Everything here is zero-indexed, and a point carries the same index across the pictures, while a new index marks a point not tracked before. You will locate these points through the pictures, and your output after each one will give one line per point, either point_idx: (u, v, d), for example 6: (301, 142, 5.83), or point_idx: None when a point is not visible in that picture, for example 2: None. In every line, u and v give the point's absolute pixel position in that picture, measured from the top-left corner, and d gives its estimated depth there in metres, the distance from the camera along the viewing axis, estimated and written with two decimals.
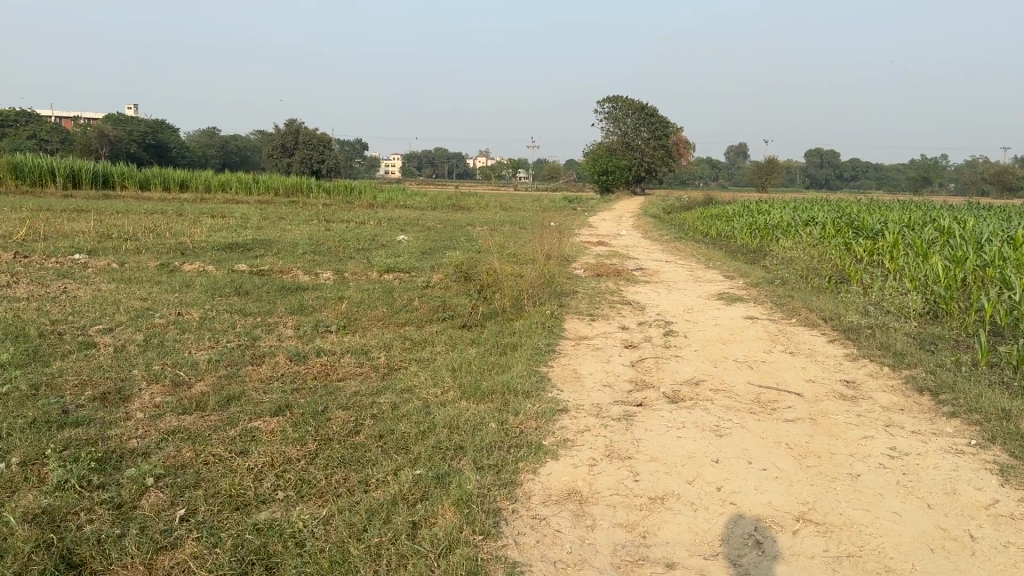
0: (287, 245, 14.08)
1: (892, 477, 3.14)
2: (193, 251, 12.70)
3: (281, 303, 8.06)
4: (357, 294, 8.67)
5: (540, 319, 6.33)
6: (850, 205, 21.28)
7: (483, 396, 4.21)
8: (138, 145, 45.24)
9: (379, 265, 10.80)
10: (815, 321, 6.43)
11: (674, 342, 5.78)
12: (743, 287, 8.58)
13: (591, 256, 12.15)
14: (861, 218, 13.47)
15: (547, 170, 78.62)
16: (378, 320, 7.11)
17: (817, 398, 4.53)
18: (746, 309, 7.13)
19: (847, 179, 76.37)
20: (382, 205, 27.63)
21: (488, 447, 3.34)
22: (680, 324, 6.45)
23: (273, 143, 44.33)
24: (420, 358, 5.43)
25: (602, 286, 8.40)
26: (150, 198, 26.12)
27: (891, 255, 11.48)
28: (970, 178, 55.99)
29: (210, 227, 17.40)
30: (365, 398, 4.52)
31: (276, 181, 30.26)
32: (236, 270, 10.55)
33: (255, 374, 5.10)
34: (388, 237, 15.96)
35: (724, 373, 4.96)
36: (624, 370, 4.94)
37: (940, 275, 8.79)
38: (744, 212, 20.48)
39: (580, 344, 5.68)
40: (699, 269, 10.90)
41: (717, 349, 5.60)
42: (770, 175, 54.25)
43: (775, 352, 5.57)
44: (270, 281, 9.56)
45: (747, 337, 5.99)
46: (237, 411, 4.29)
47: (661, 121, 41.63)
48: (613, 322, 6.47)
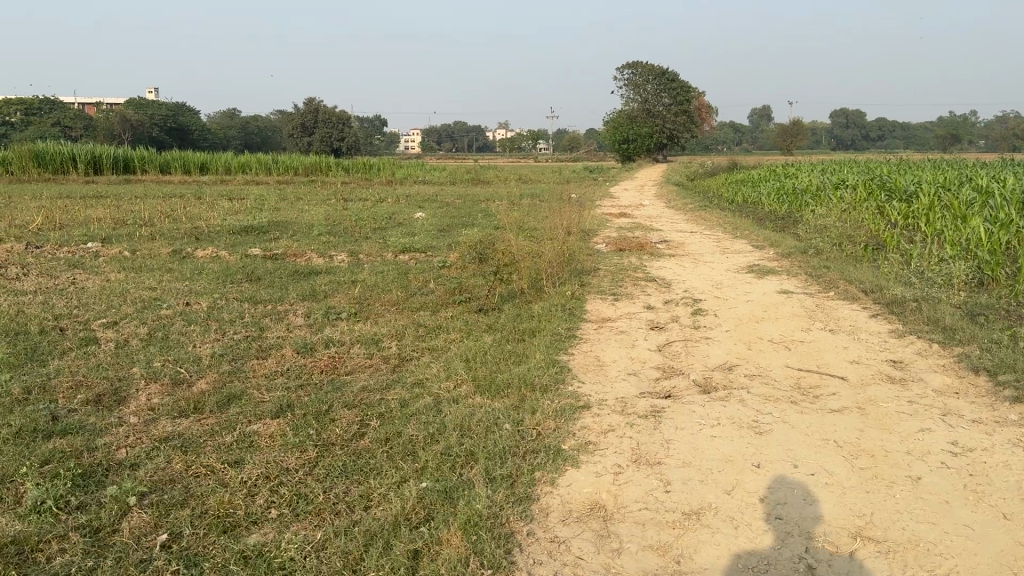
0: (303, 226, 13.83)
1: (958, 479, 2.77)
2: (208, 236, 12.51)
3: (293, 288, 7.80)
4: (371, 276, 8.39)
5: (560, 301, 5.99)
6: (881, 165, 20.54)
7: (498, 391, 3.89)
8: (158, 128, 45.29)
9: (395, 245, 10.50)
10: (853, 294, 6.02)
11: (703, 323, 5.41)
12: (774, 258, 8.16)
13: (613, 229, 11.75)
14: (895, 179, 12.89)
15: (567, 140, 77.68)
16: (391, 305, 6.81)
17: (863, 383, 4.14)
18: (778, 283, 6.72)
19: (875, 139, 74.60)
20: (401, 181, 27.35)
21: (502, 453, 3.02)
22: (709, 302, 6.07)
23: (292, 122, 44.11)
24: (433, 347, 5.13)
25: (625, 261, 8.02)
26: (170, 181, 26.06)
27: (929, 218, 10.94)
28: (1003, 133, 54.28)
29: (227, 209, 17.22)
30: (373, 394, 4.23)
31: (295, 160, 30.06)
32: (249, 253, 10.32)
33: (258, 370, 4.84)
34: (406, 214, 15.67)
35: (759, 357, 4.59)
36: (651, 356, 4.59)
37: (985, 238, 8.28)
38: (770, 176, 19.88)
39: (603, 327, 5.33)
40: (726, 239, 10.46)
41: (750, 329, 5.23)
42: (796, 138, 53.07)
43: (813, 330, 5.17)
44: (283, 265, 9.32)
45: (781, 315, 5.60)
46: (235, 414, 4.04)
47: (683, 86, 40.66)
48: (638, 302, 6.10)
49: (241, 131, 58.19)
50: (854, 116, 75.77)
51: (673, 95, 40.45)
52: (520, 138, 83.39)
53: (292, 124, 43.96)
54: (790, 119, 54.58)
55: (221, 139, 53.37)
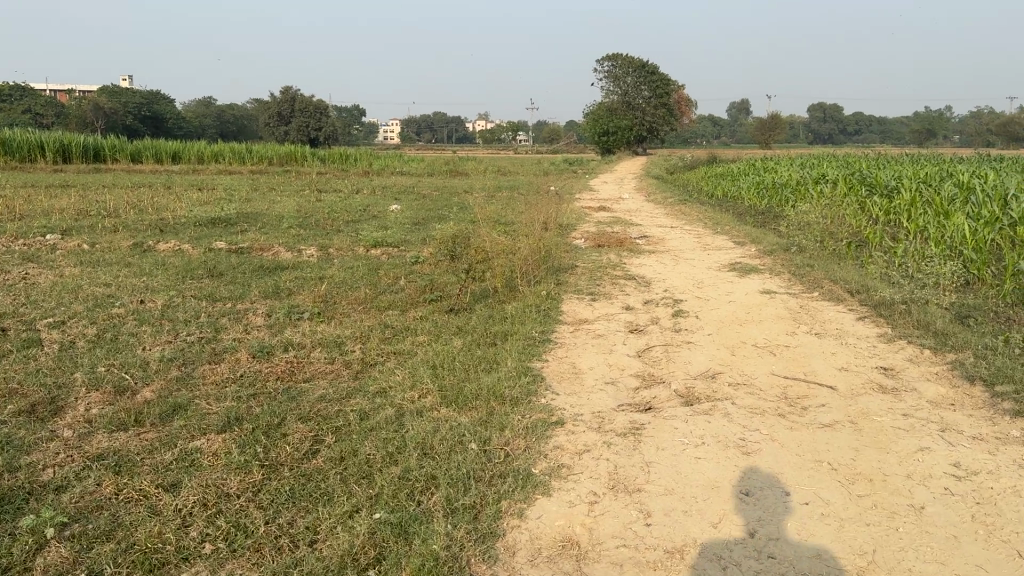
0: (273, 218, 13.41)
1: (966, 508, 2.52)
2: (173, 228, 12.06)
3: (256, 286, 7.45)
4: (340, 272, 8.05)
5: (535, 301, 5.70)
6: (859, 160, 20.44)
7: (464, 404, 3.60)
8: (131, 115, 44.35)
9: (367, 238, 10.16)
10: (839, 295, 5.79)
11: (684, 326, 5.15)
12: (756, 255, 7.94)
13: (591, 223, 11.47)
14: (875, 174, 12.74)
15: (548, 132, 77.17)
16: (358, 304, 6.49)
17: (853, 394, 3.90)
18: (761, 282, 6.48)
19: (852, 134, 75.07)
20: (378, 172, 26.89)
21: (465, 478, 2.74)
22: (690, 302, 5.82)
23: (267, 111, 43.35)
24: (399, 352, 4.83)
25: (603, 258, 7.75)
26: (141, 171, 25.41)
27: (910, 214, 10.79)
28: (977, 128, 54.81)
29: (196, 201, 16.73)
30: (331, 404, 3.93)
31: (269, 150, 29.45)
32: (214, 248, 9.92)
33: (209, 378, 4.53)
34: (381, 207, 15.29)
35: (743, 363, 4.33)
36: (629, 363, 4.32)
37: (969, 236, 8.11)
38: (750, 170, 19.72)
39: (579, 330, 5.06)
40: (707, 235, 10.23)
41: (733, 332, 4.97)
42: (774, 132, 53.13)
43: (799, 334, 4.93)
44: (249, 260, 8.94)
45: (765, 317, 5.35)
46: (178, 429, 3.74)
47: (663, 78, 40.45)
48: (616, 302, 5.83)
49: (215, 119, 57.18)
50: (831, 110, 76.16)
51: (653, 88, 40.26)
52: (501, 129, 82.94)
53: (268, 113, 43.21)
54: (768, 112, 54.67)
55: (195, 128, 52.42)
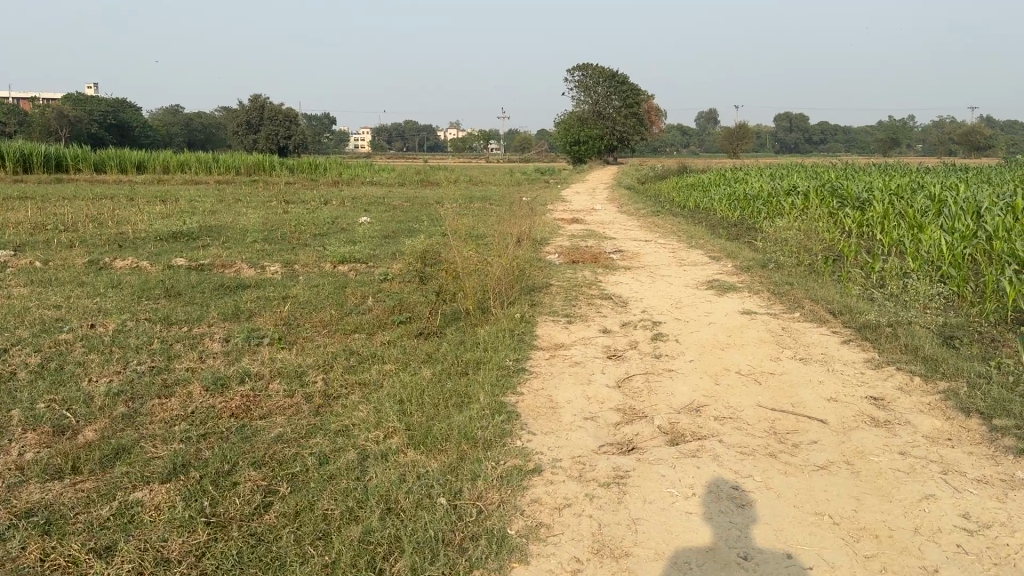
0: (238, 232, 13.01)
1: (982, 569, 2.31)
2: (132, 243, 11.62)
3: (216, 307, 7.10)
4: (304, 291, 7.73)
5: (509, 324, 5.44)
6: (828, 170, 20.54)
7: (433, 446, 3.33)
8: (96, 124, 43.42)
9: (333, 254, 9.83)
10: (822, 316, 5.61)
11: (665, 350, 4.93)
12: (733, 271, 7.77)
13: (564, 237, 11.26)
14: (847, 186, 12.71)
15: (519, 141, 77.05)
16: (322, 328, 6.17)
17: (845, 429, 3.70)
18: (741, 301, 6.29)
19: (818, 143, 76.10)
20: (348, 182, 26.49)
21: (433, 541, 2.48)
22: (670, 324, 5.61)
23: (235, 119, 42.64)
24: (364, 382, 4.53)
25: (578, 276, 7.52)
26: (104, 182, 24.76)
27: (883, 227, 10.74)
28: (939, 138, 55.82)
29: (159, 213, 16.23)
30: (288, 446, 3.64)
31: (236, 159, 28.87)
32: (174, 265, 9.52)
33: (157, 415, 4.21)
34: (349, 219, 14.95)
35: (728, 395, 4.11)
36: (610, 395, 4.07)
37: (945, 250, 8.04)
38: (721, 180, 19.70)
39: (555, 357, 4.81)
40: (682, 249, 10.06)
41: (716, 357, 4.76)
42: (742, 141, 53.58)
43: (785, 359, 4.73)
44: (209, 278, 8.57)
45: (748, 340, 5.15)
46: (119, 477, 3.41)
47: (633, 88, 40.56)
48: (593, 325, 5.60)
49: (182, 128, 56.24)
50: (798, 120, 77.18)
51: (623, 98, 40.35)
52: (473, 138, 82.77)
53: (236, 121, 42.51)
54: (737, 121, 55.17)
55: (161, 136, 51.44)
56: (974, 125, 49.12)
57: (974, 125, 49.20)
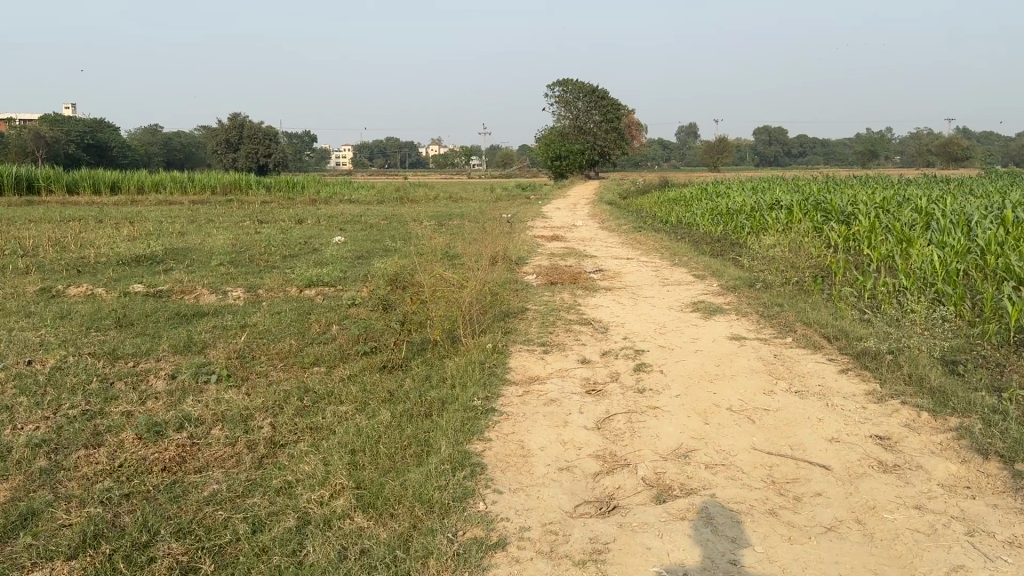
0: (205, 254, 12.50)
1: None
2: (91, 269, 11.06)
3: (168, 339, 6.59)
4: (265, 319, 7.25)
5: (479, 355, 5.00)
6: (809, 183, 20.37)
7: (383, 511, 2.90)
8: (72, 144, 42.65)
9: (301, 276, 9.35)
10: (816, 341, 5.24)
11: (649, 383, 4.52)
12: (719, 291, 7.39)
13: (544, 256, 10.86)
14: (832, 200, 12.45)
15: (501, 157, 76.85)
16: (279, 361, 5.70)
17: (852, 477, 3.32)
18: (728, 325, 5.91)
19: (798, 156, 76.64)
20: (327, 200, 26.01)
21: None
22: (654, 352, 5.21)
23: (213, 138, 42.03)
24: (316, 427, 4.09)
25: (556, 299, 7.10)
26: (75, 203, 24.08)
27: (870, 241, 10.46)
28: (917, 149, 56.31)
29: (125, 235, 15.64)
30: (220, 510, 3.18)
31: (211, 178, 28.29)
32: (130, 291, 8.99)
33: (79, 469, 3.73)
34: (323, 239, 14.48)
35: (719, 437, 3.70)
36: (588, 438, 3.65)
37: (937, 266, 7.73)
38: (703, 194, 19.45)
39: (529, 392, 4.38)
40: (665, 267, 9.70)
41: (704, 390, 4.36)
42: (723, 154, 53.72)
43: (779, 392, 4.33)
44: (166, 306, 8.06)
45: (738, 369, 4.74)
46: (18, 552, 2.89)
47: (613, 103, 40.50)
48: (571, 354, 5.17)
49: (160, 147, 55.57)
50: (776, 133, 77.72)
51: (604, 113, 40.27)
52: (454, 155, 82.47)
53: (215, 140, 41.93)
54: (718, 135, 55.33)
55: (138, 156, 50.69)
56: (950, 137, 49.56)
57: (951, 137, 49.63)
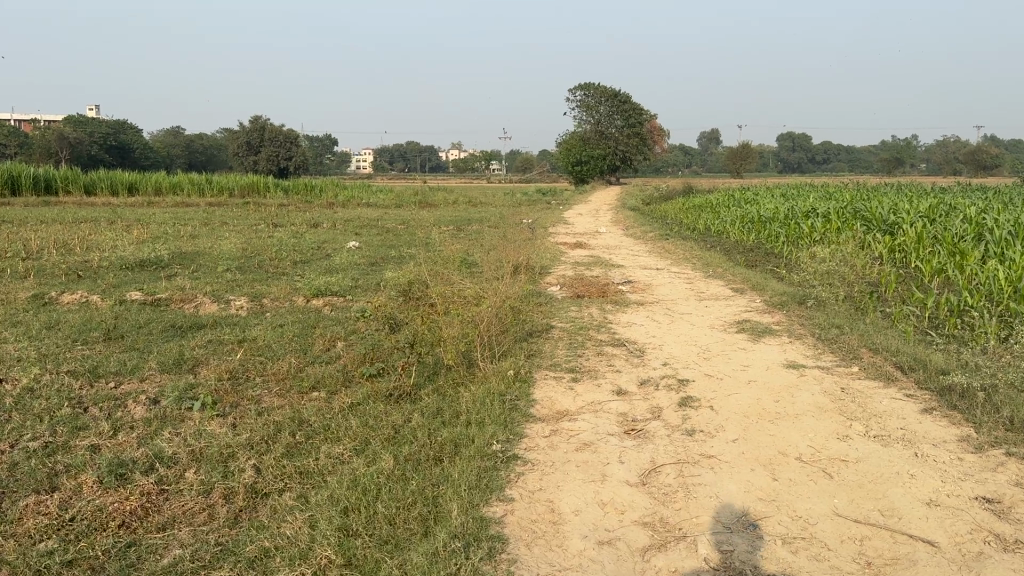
0: (213, 259, 11.95)
1: None
2: (93, 274, 10.55)
3: (156, 355, 6.01)
4: (265, 333, 6.64)
5: (499, 385, 4.34)
6: (839, 191, 19.52)
7: None
8: (95, 146, 42.62)
9: (309, 285, 8.75)
10: (889, 374, 4.52)
11: (699, 422, 3.85)
12: (764, 309, 6.70)
13: (568, 265, 10.19)
14: (873, 209, 11.71)
15: (521, 162, 76.39)
16: (274, 385, 5.08)
17: (967, 557, 2.64)
18: (781, 350, 5.21)
19: (821, 163, 75.44)
20: (346, 204, 25.52)
21: None
22: (701, 381, 4.53)
23: (234, 140, 41.78)
24: (307, 474, 3.47)
25: (584, 315, 6.42)
26: (92, 204, 23.74)
27: (919, 254, 9.70)
28: (944, 157, 55.09)
29: (136, 237, 15.17)
30: None
31: (229, 180, 27.89)
32: (128, 300, 8.44)
33: (22, 522, 3.13)
34: (338, 243, 13.93)
35: (793, 499, 3.03)
36: (631, 498, 2.99)
37: (1004, 283, 6.97)
38: (731, 201, 18.74)
39: (559, 432, 3.72)
40: (699, 280, 9.01)
41: (766, 434, 3.68)
42: (745, 161, 52.79)
43: (855, 439, 3.64)
44: (163, 317, 7.48)
45: (801, 407, 4.05)
46: None
47: (635, 108, 39.70)
48: (604, 384, 4.50)
49: (183, 150, 55.62)
50: (799, 139, 76.46)
51: (626, 118, 39.60)
52: (475, 159, 82.05)
53: (236, 143, 41.69)
54: (740, 142, 54.33)
55: (160, 158, 50.57)
56: (980, 144, 48.17)
57: (980, 145, 48.21)
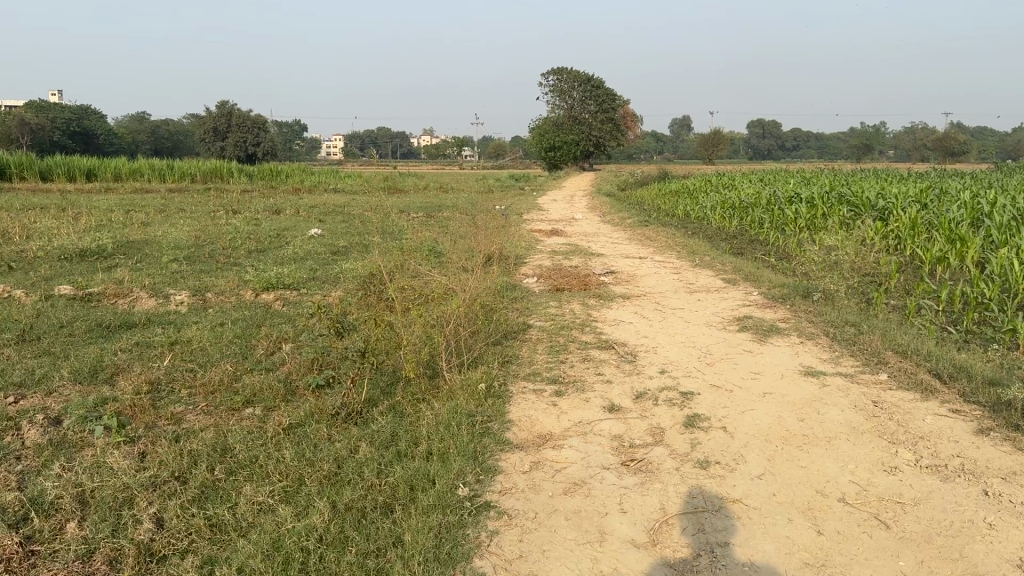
0: (162, 249, 11.02)
1: None
2: (26, 265, 9.58)
3: (71, 361, 5.16)
4: (202, 334, 5.80)
5: (468, 402, 3.59)
6: (818, 176, 19.06)
7: None
8: (55, 131, 40.94)
9: (260, 276, 7.91)
10: (927, 385, 3.85)
11: (713, 451, 3.14)
12: (764, 303, 6.02)
13: (544, 254, 9.45)
14: (862, 193, 11.13)
15: (494, 148, 75.61)
16: (203, 400, 4.30)
17: None
18: (794, 353, 4.52)
19: (792, 149, 75.58)
20: (313, 190, 24.54)
21: None
22: (709, 394, 3.82)
23: (199, 125, 40.33)
24: (222, 530, 2.72)
25: (565, 312, 5.68)
26: (45, 191, 22.48)
27: (915, 241, 9.12)
28: (914, 144, 55.23)
29: (83, 225, 14.12)
30: None
31: (192, 165, 26.68)
32: (55, 295, 7.51)
33: None
34: (299, 231, 13.06)
35: (848, 564, 2.33)
36: (640, 568, 2.27)
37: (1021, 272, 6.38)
38: (710, 186, 18.17)
39: (544, 466, 2.98)
40: (687, 270, 8.34)
41: (796, 466, 2.98)
42: (717, 147, 52.35)
43: (906, 472, 2.96)
44: (91, 315, 6.59)
45: (833, 429, 3.36)
46: None
47: (609, 93, 38.95)
48: (594, 397, 3.78)
49: (147, 136, 53.95)
50: (770, 125, 76.36)
51: (599, 103, 38.89)
52: (447, 145, 80.89)
53: (202, 127, 40.23)
54: (713, 129, 53.89)
55: (122, 143, 48.78)
56: (948, 131, 48.25)
57: (950, 132, 48.31)
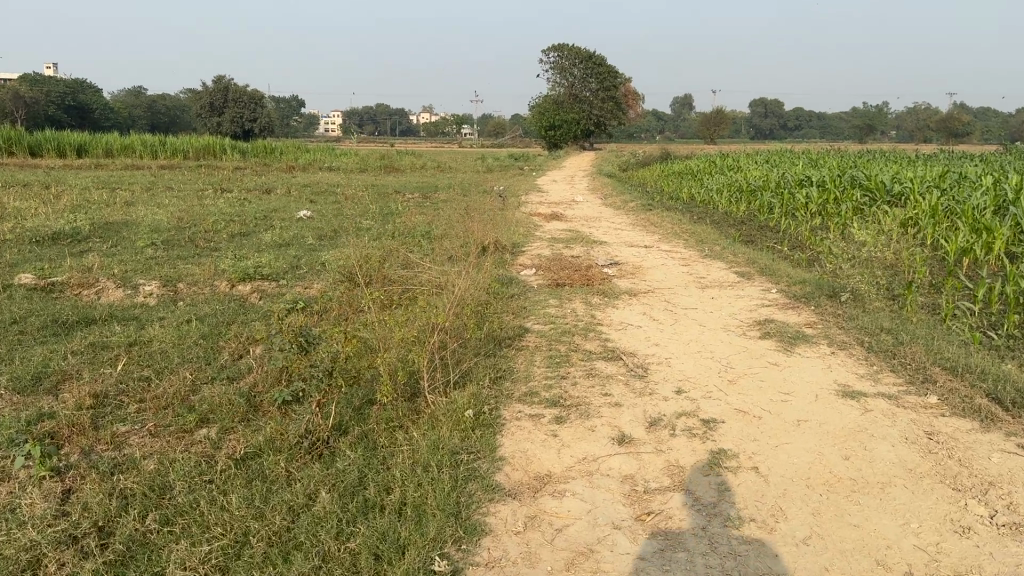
0: (142, 231, 10.43)
1: None
2: None
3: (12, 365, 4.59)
4: (166, 333, 5.24)
5: (451, 433, 3.05)
6: (825, 159, 18.49)
7: None
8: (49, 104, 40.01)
9: (237, 265, 7.33)
10: (987, 412, 3.30)
11: (745, 502, 2.60)
12: (784, 304, 5.47)
13: (543, 241, 8.89)
14: (877, 177, 10.55)
15: (494, 126, 74.75)
16: (153, 417, 3.75)
17: None
18: (826, 367, 3.97)
19: (794, 129, 74.81)
20: (307, 168, 23.87)
21: None
22: (734, 421, 3.28)
23: (195, 100, 39.49)
24: None
25: (567, 313, 5.13)
26: (33, 167, 21.78)
27: (935, 229, 8.57)
28: (917, 125, 54.46)
29: (65, 205, 13.50)
30: None
31: (184, 142, 25.94)
32: (15, 284, 6.92)
33: None
34: (288, 213, 12.46)
35: None
36: None
37: None
38: (715, 168, 17.59)
39: (542, 523, 2.44)
40: (695, 261, 7.78)
41: (847, 525, 2.45)
42: (719, 126, 51.55)
43: (981, 533, 2.44)
44: (48, 308, 6.01)
45: (885, 471, 2.83)
46: None
47: (610, 71, 38.22)
48: (601, 425, 3.24)
49: (143, 111, 53.03)
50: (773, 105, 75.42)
51: (600, 81, 38.13)
52: (446, 123, 79.92)
53: (198, 102, 39.36)
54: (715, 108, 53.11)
55: (117, 118, 47.85)
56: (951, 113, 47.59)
57: (953, 113, 47.62)
